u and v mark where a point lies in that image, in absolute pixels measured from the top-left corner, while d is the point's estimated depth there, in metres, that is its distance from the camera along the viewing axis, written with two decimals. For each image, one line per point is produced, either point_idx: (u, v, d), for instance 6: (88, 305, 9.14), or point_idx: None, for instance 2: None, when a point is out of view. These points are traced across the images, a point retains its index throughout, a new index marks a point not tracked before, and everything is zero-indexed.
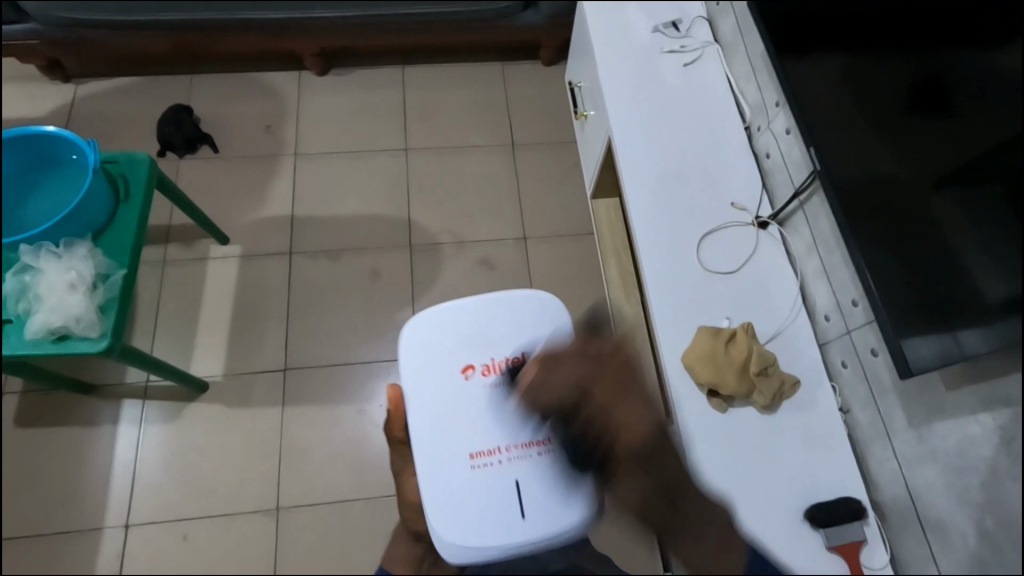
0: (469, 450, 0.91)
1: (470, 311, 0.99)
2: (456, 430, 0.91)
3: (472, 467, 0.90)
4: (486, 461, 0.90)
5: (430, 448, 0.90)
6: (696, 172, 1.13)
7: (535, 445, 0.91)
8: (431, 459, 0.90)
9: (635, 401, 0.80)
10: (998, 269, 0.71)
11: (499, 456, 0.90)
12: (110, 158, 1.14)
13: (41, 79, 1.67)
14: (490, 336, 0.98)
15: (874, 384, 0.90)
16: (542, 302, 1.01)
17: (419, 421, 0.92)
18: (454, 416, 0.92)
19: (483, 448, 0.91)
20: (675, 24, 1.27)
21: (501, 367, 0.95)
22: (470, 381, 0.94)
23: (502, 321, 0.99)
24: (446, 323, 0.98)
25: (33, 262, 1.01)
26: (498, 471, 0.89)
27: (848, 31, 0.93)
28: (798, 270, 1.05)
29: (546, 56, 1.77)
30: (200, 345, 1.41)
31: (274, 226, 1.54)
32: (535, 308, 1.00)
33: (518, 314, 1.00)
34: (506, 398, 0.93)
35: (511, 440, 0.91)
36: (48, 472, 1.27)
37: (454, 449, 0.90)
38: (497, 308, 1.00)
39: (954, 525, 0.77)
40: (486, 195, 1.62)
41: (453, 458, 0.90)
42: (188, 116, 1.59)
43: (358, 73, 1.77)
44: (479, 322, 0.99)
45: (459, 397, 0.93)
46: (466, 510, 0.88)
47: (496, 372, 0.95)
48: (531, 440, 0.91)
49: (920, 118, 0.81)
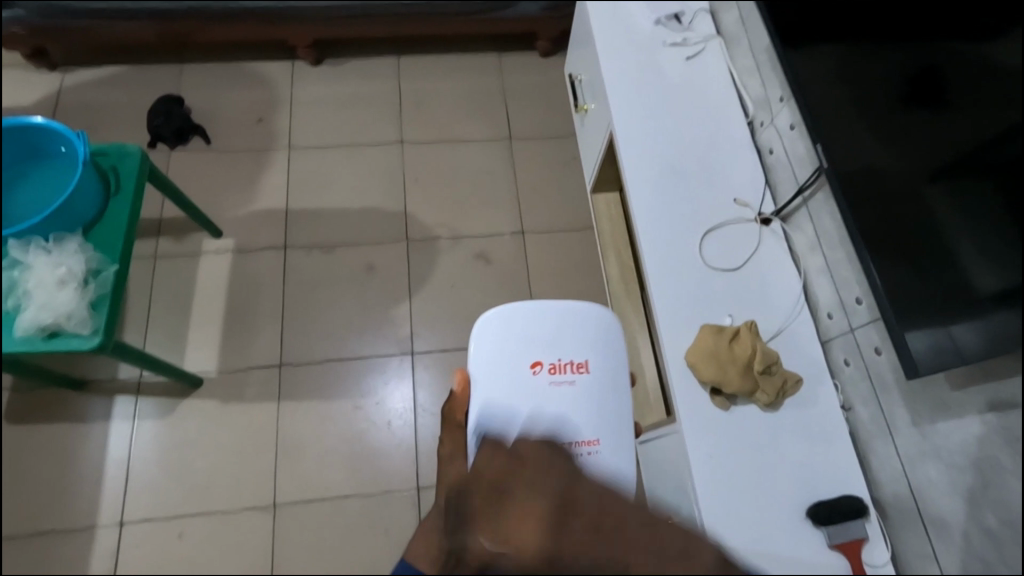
0: None
1: (537, 314, 0.97)
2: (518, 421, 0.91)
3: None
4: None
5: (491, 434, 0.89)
6: (697, 166, 1.12)
7: (587, 444, 0.91)
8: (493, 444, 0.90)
9: (521, 495, 0.59)
10: (991, 262, 0.71)
11: None
12: (100, 151, 1.11)
13: (25, 69, 1.63)
14: (558, 342, 0.95)
15: (877, 382, 0.90)
16: (610, 320, 0.98)
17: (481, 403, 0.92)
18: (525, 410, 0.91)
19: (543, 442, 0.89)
20: (677, 16, 1.26)
21: (566, 370, 0.94)
22: (535, 379, 0.93)
23: (569, 328, 0.96)
24: (520, 324, 0.96)
25: (22, 256, 0.98)
26: None
27: (846, 23, 0.92)
28: (801, 268, 1.05)
29: (542, 47, 1.75)
30: (193, 340, 1.39)
31: (268, 220, 1.52)
32: (600, 319, 0.98)
33: (592, 323, 0.97)
34: (572, 404, 0.92)
35: (568, 436, 0.90)
36: (39, 469, 1.25)
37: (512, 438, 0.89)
38: (566, 319, 0.97)
39: (956, 522, 0.78)
40: (482, 188, 1.61)
41: None
42: (178, 107, 1.57)
43: (351, 64, 1.74)
44: (549, 326, 0.96)
45: (523, 391, 0.93)
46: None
47: (561, 374, 0.93)
48: (584, 441, 0.91)
49: (914, 112, 0.80)
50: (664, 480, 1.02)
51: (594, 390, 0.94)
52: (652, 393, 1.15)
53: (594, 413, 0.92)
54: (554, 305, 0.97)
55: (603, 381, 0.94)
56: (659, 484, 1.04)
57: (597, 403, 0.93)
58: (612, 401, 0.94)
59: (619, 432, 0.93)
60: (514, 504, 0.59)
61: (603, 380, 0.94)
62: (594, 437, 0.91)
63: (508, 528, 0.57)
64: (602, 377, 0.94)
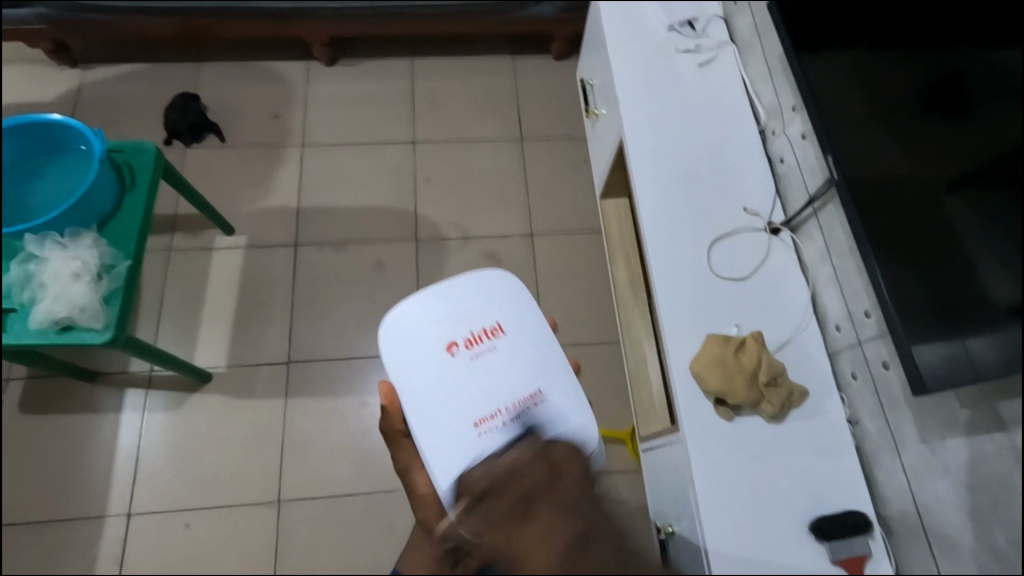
0: (471, 418, 0.87)
1: (435, 297, 0.95)
2: (449, 404, 0.88)
3: (478, 433, 0.87)
4: (489, 426, 0.87)
5: (435, 429, 0.87)
6: (708, 172, 1.11)
7: (530, 398, 0.90)
8: (435, 435, 0.87)
9: (550, 508, 0.66)
10: (1008, 273, 0.70)
11: (499, 417, 0.88)
12: (116, 147, 1.13)
13: (47, 64, 1.65)
14: (469, 316, 0.95)
15: (885, 396, 0.89)
16: (514, 281, 0.99)
17: (414, 406, 0.89)
18: (455, 395, 0.89)
19: (485, 414, 0.88)
20: (691, 22, 1.25)
21: (483, 340, 0.93)
22: (455, 358, 0.91)
23: (471, 301, 0.96)
24: (433, 310, 0.94)
25: (39, 251, 0.99)
26: (503, 431, 0.87)
27: (864, 32, 0.91)
28: (810, 278, 1.04)
29: (557, 48, 1.75)
30: (203, 336, 1.40)
31: (279, 217, 1.53)
32: (505, 283, 0.98)
33: (499, 291, 0.97)
34: (497, 368, 0.91)
35: (507, 399, 0.89)
36: (51, 459, 1.27)
37: (452, 419, 0.87)
38: (471, 295, 0.96)
39: (963, 542, 0.77)
40: (493, 189, 1.61)
41: (459, 435, 0.86)
42: (194, 102, 1.59)
43: (365, 63, 1.75)
44: (453, 306, 0.95)
45: (446, 375, 0.90)
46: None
47: (479, 345, 0.92)
48: (526, 396, 0.90)
49: (934, 121, 0.79)
50: (666, 488, 1.01)
51: (515, 350, 0.93)
52: (657, 401, 1.14)
53: (523, 369, 0.92)
54: (453, 286, 0.96)
55: (522, 340, 0.94)
56: (662, 493, 1.03)
57: (522, 357, 0.93)
58: (540, 354, 0.94)
59: (557, 379, 0.93)
60: (540, 515, 0.65)
61: (521, 339, 0.94)
62: (536, 390, 0.91)
63: (531, 529, 0.64)
64: (519, 334, 0.95)
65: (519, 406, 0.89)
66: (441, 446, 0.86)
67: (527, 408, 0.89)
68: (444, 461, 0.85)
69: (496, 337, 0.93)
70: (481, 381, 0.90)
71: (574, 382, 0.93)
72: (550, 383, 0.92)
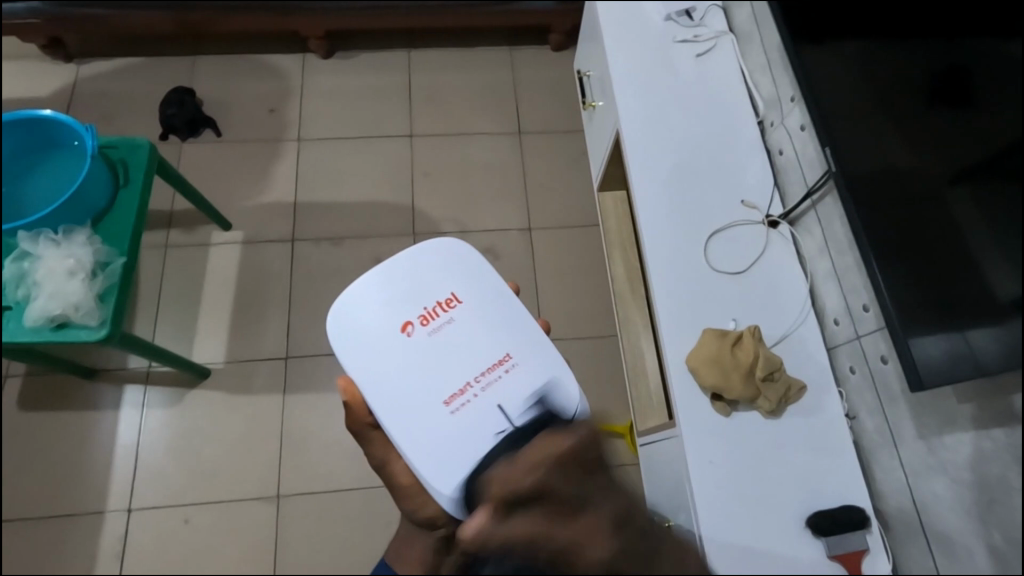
0: (441, 396, 0.84)
1: (381, 276, 0.91)
2: (417, 385, 0.84)
3: (451, 412, 0.83)
4: (462, 402, 0.83)
5: (405, 415, 0.82)
6: (706, 166, 1.10)
7: (501, 365, 0.86)
8: (408, 422, 0.82)
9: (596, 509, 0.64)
10: (1011, 266, 0.68)
11: (470, 391, 0.84)
12: (110, 143, 1.12)
13: (43, 59, 1.65)
14: (421, 291, 0.90)
15: (883, 391, 0.88)
16: (468, 252, 0.94)
17: (378, 395, 0.83)
18: (422, 375, 0.85)
19: (454, 389, 0.84)
20: (688, 11, 1.23)
21: (440, 313, 0.89)
22: (413, 338, 0.87)
23: (421, 276, 0.91)
24: (386, 291, 0.90)
25: (31, 248, 0.99)
26: (476, 404, 0.83)
27: (864, 20, 0.89)
28: (809, 271, 1.03)
29: (555, 40, 1.74)
30: (201, 332, 1.40)
31: (277, 212, 1.53)
32: (459, 254, 0.94)
33: (452, 262, 0.93)
34: (459, 338, 0.87)
35: (478, 368, 0.86)
36: (50, 454, 1.27)
37: (422, 400, 0.83)
38: (420, 268, 0.92)
39: (961, 540, 0.76)
40: (492, 183, 1.60)
41: (433, 419, 0.82)
42: (190, 96, 1.56)
43: (362, 56, 1.74)
44: (406, 284, 0.90)
45: (404, 359, 0.86)
46: (461, 450, 0.81)
47: (436, 320, 0.88)
48: (496, 362, 0.86)
49: (937, 111, 0.77)
50: (663, 484, 1.01)
51: (473, 316, 0.89)
52: (654, 395, 1.14)
53: (486, 336, 0.88)
54: (401, 265, 0.92)
55: (481, 307, 0.90)
56: (659, 488, 1.03)
57: (485, 323, 0.89)
58: (502, 318, 0.90)
59: (525, 343, 0.89)
60: (578, 522, 0.63)
61: (478, 308, 0.90)
62: (505, 355, 0.87)
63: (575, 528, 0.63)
64: (476, 301, 0.90)
65: (488, 375, 0.85)
66: (412, 431, 0.81)
67: (498, 376, 0.85)
68: (419, 445, 0.81)
69: (452, 308, 0.89)
70: (443, 354, 0.86)
71: (542, 342, 0.89)
72: (517, 345, 0.88)
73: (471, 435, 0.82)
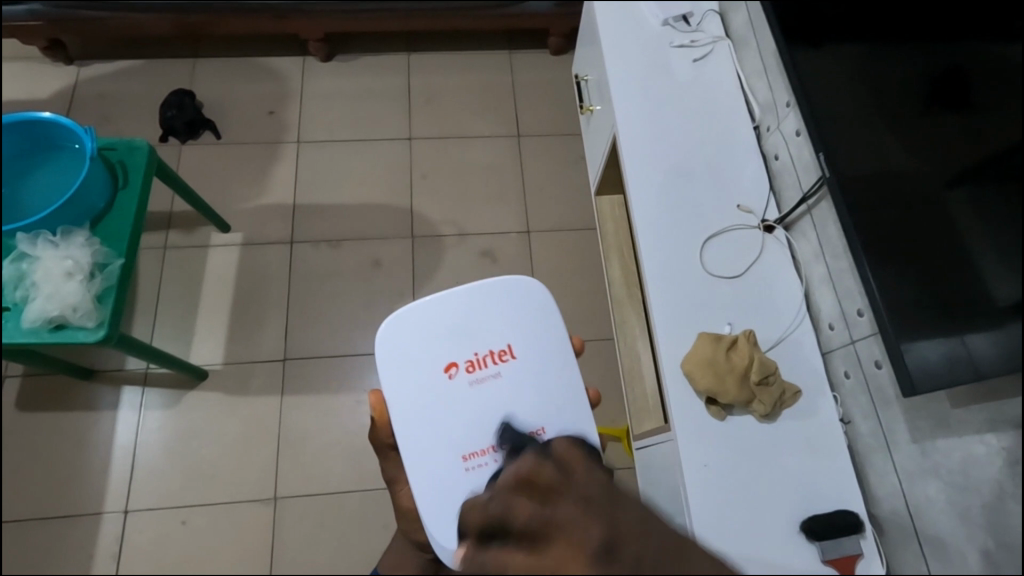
0: (461, 450, 0.83)
1: (446, 307, 0.89)
2: (443, 432, 0.83)
3: (467, 469, 0.82)
4: (479, 462, 0.82)
5: (423, 459, 0.82)
6: (702, 170, 1.10)
7: (530, 437, 0.84)
8: (423, 466, 0.82)
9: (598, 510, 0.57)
10: (1012, 271, 0.68)
11: (492, 454, 0.83)
12: (109, 144, 1.12)
13: (44, 61, 1.65)
14: (472, 333, 0.88)
15: (877, 395, 0.88)
16: (534, 295, 0.91)
17: (405, 423, 0.84)
18: (446, 425, 0.84)
19: (476, 447, 0.83)
20: (685, 17, 1.24)
21: (487, 363, 0.87)
22: (454, 381, 0.86)
23: (477, 315, 0.89)
24: (438, 321, 0.89)
25: (29, 249, 0.98)
26: (493, 470, 0.82)
27: (863, 22, 0.89)
28: (803, 276, 1.03)
29: (554, 43, 1.74)
30: (198, 333, 1.40)
31: (275, 214, 1.53)
32: (527, 301, 0.90)
33: (520, 307, 0.90)
34: (497, 396, 0.85)
35: (505, 435, 0.84)
36: (48, 455, 1.28)
37: (442, 448, 0.83)
38: (476, 301, 0.89)
39: (954, 544, 0.76)
40: (490, 186, 1.60)
41: (450, 473, 0.82)
42: (190, 98, 1.57)
43: (361, 58, 1.74)
44: (458, 319, 0.89)
45: (439, 399, 0.85)
46: (464, 508, 0.81)
47: (481, 369, 0.86)
48: (525, 433, 0.84)
49: (934, 116, 0.77)
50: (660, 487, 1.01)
51: (523, 376, 0.87)
52: (651, 399, 1.14)
53: (526, 403, 0.85)
54: (469, 300, 0.90)
55: (529, 365, 0.87)
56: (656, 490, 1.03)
57: (532, 386, 0.86)
58: (552, 385, 0.87)
59: (562, 416, 0.85)
60: (559, 512, 0.57)
61: (530, 369, 0.87)
62: (537, 428, 0.85)
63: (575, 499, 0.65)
64: (531, 361, 0.87)
65: (514, 445, 0.83)
66: (422, 476, 0.82)
67: None
68: (428, 494, 0.81)
69: (501, 361, 0.87)
70: (477, 413, 0.84)
71: (577, 416, 0.86)
72: (552, 417, 0.85)
73: (482, 500, 0.81)
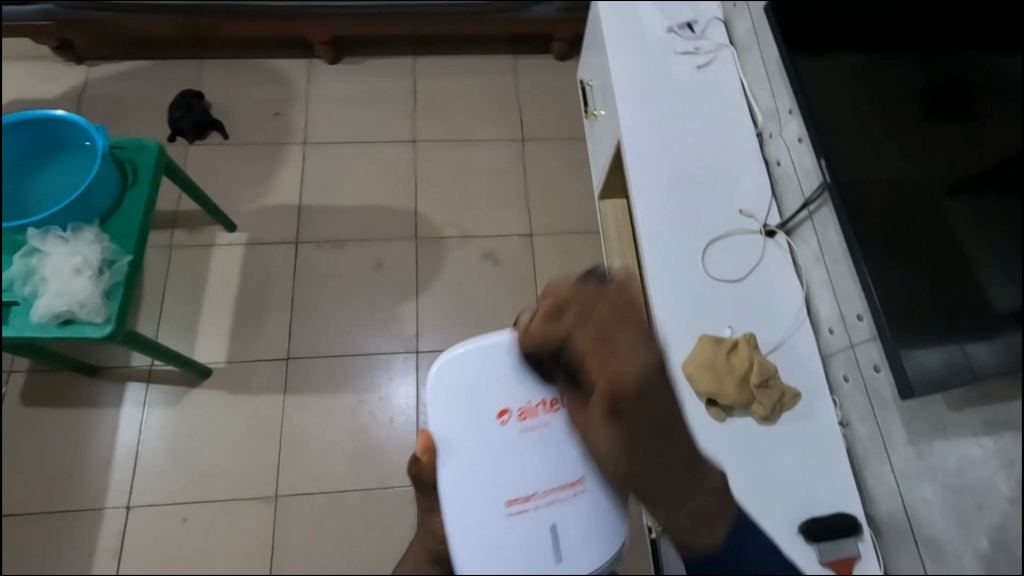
0: (504, 498, 0.82)
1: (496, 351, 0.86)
2: (489, 479, 0.82)
3: (508, 514, 0.82)
4: (521, 509, 0.82)
5: (463, 503, 0.82)
6: (704, 175, 1.12)
7: (572, 488, 0.83)
8: (463, 517, 0.82)
9: (631, 334, 0.79)
10: (1009, 279, 0.69)
11: (534, 502, 0.82)
12: (118, 144, 1.14)
13: (53, 60, 1.67)
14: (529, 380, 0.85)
15: (875, 399, 0.90)
16: None
17: (449, 473, 0.83)
18: (493, 475, 0.83)
19: (519, 495, 0.82)
20: (689, 24, 1.25)
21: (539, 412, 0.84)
22: (507, 429, 0.84)
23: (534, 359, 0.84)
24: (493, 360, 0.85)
25: (41, 245, 1.01)
26: (535, 518, 0.82)
27: (866, 33, 0.91)
28: (804, 280, 1.05)
29: (558, 49, 1.76)
30: (203, 331, 1.41)
31: (280, 214, 1.54)
32: None
33: None
34: (546, 445, 0.84)
35: (549, 484, 0.82)
36: (50, 451, 1.29)
37: (485, 491, 0.82)
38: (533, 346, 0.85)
39: (950, 546, 0.77)
40: (494, 190, 1.62)
41: (489, 520, 0.82)
42: (197, 100, 1.60)
43: (367, 62, 1.76)
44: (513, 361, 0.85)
45: (491, 443, 0.83)
46: (498, 553, 0.81)
47: (532, 418, 0.84)
48: (570, 484, 0.83)
49: (935, 125, 0.79)
50: None
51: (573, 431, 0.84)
52: None
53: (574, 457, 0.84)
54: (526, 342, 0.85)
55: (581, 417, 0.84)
56: None
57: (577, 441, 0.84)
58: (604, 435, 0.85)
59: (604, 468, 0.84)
60: (600, 372, 0.77)
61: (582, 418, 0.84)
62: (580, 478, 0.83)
63: (607, 359, 0.77)
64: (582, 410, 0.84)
65: (557, 495, 0.82)
66: (463, 525, 0.81)
67: (569, 497, 0.83)
68: (469, 545, 0.81)
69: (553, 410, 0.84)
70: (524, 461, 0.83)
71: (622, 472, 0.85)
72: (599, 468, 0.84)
73: (518, 548, 0.81)
